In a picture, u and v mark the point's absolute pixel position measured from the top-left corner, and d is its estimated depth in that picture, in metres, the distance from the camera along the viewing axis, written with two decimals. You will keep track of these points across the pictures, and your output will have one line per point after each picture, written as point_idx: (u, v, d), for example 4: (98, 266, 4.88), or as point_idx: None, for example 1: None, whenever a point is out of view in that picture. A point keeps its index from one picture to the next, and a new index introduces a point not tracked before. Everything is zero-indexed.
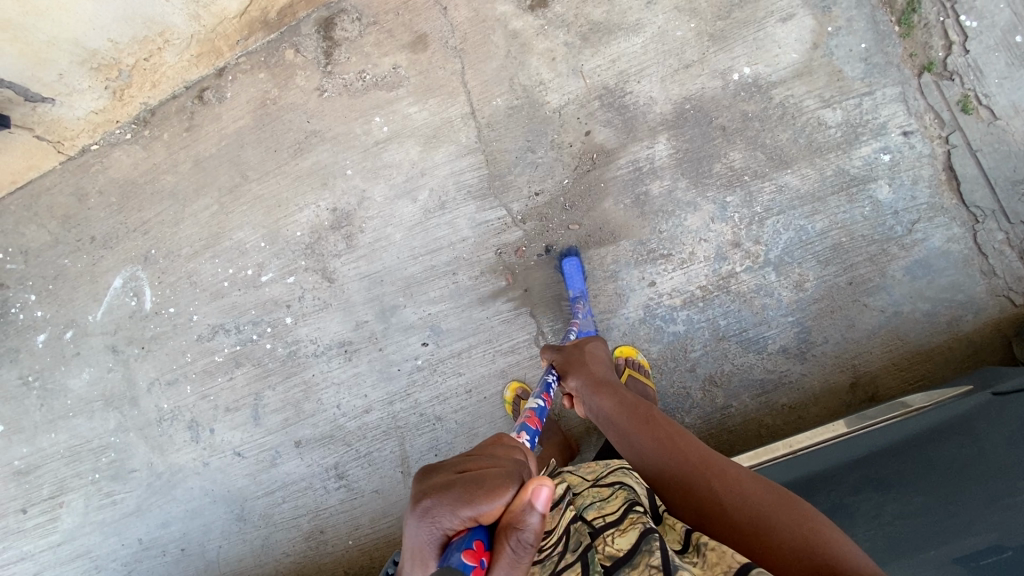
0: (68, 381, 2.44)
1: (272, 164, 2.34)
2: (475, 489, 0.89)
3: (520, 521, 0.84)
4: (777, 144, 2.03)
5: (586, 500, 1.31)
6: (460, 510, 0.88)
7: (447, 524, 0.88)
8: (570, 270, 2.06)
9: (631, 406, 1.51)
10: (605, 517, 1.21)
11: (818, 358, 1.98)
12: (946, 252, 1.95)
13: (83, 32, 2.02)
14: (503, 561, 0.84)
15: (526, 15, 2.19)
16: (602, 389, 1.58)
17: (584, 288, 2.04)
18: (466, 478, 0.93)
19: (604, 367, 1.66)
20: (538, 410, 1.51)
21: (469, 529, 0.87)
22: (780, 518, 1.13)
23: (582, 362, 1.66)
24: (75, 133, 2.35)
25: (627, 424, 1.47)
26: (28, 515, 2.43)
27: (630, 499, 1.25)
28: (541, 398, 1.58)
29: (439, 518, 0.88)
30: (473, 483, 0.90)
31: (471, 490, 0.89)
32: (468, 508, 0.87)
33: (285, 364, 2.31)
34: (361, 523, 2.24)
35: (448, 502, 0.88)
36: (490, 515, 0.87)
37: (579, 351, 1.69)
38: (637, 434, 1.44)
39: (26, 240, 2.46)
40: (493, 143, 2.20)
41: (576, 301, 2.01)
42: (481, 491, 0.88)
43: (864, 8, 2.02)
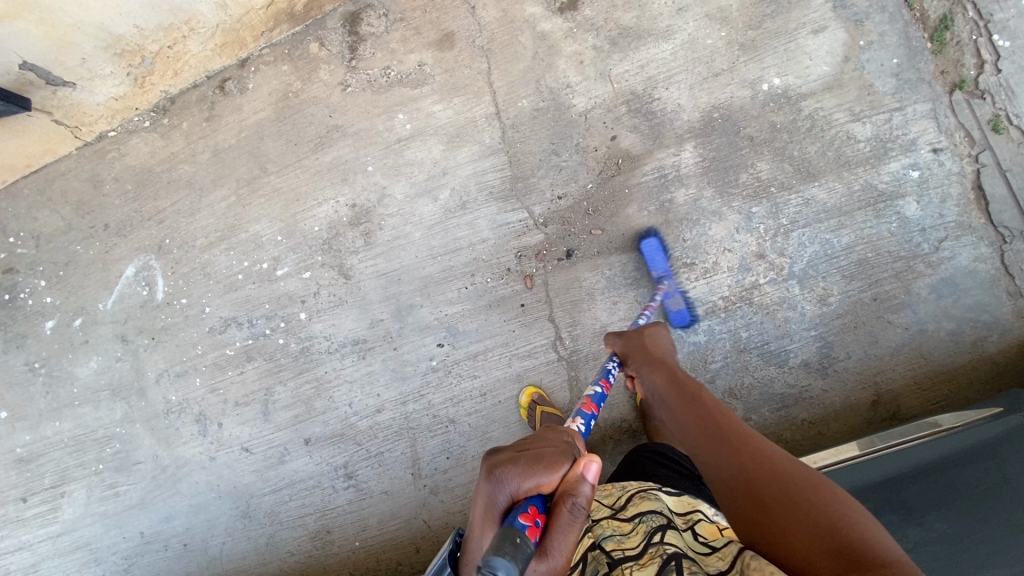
0: (75, 369, 2.40)
1: (293, 157, 2.32)
2: (536, 461, 1.01)
3: (576, 487, 0.97)
4: (805, 156, 2.02)
5: (603, 529, 1.27)
6: (525, 478, 1.00)
7: (512, 489, 0.99)
8: (651, 250, 2.05)
9: (676, 379, 1.48)
10: (625, 551, 1.17)
11: (840, 373, 1.96)
12: (972, 271, 1.93)
13: (109, 17, 1.99)
14: (559, 524, 0.96)
15: (556, 17, 2.18)
16: (655, 365, 1.55)
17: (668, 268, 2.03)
18: (527, 454, 1.04)
19: (666, 349, 1.63)
20: (596, 397, 1.52)
21: (530, 494, 0.99)
22: (811, 496, 1.07)
23: (643, 347, 1.63)
24: (93, 119, 2.33)
25: (674, 403, 1.43)
26: (29, 504, 2.39)
27: (647, 529, 1.19)
28: (599, 385, 1.58)
29: (503, 485, 1.00)
30: (535, 457, 1.02)
31: (533, 463, 1.01)
32: (529, 478, 0.99)
33: (298, 360, 2.28)
34: (369, 524, 2.21)
35: (512, 473, 1.00)
36: (548, 486, 1.00)
37: (639, 337, 1.66)
38: (683, 410, 1.40)
39: (38, 225, 2.43)
40: (517, 145, 2.18)
41: (661, 281, 2.02)
42: (541, 463, 1.01)
43: (897, 23, 2.01)
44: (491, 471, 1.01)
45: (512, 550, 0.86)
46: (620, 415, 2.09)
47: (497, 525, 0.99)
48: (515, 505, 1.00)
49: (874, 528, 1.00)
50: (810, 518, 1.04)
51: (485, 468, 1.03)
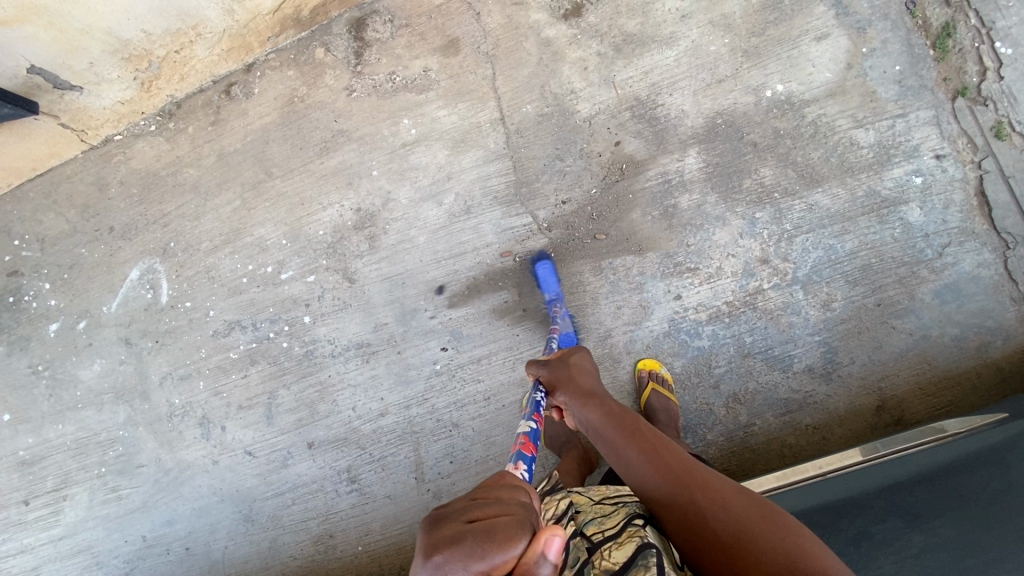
0: (79, 372, 2.41)
1: (298, 161, 2.33)
2: (488, 539, 0.73)
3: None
4: (809, 162, 2.02)
5: (587, 514, 1.33)
6: (472, 564, 0.71)
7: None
8: (544, 273, 2.06)
9: (612, 413, 1.39)
10: (606, 530, 1.24)
11: (844, 378, 1.96)
12: (976, 277, 1.93)
13: (117, 21, 2.00)
14: None
15: (560, 24, 2.19)
16: (587, 398, 1.45)
17: (558, 291, 2.04)
18: (476, 526, 0.75)
19: (590, 376, 1.55)
20: (532, 434, 1.39)
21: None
22: (771, 532, 1.08)
23: (572, 379, 1.52)
24: (100, 122, 2.34)
25: (612, 436, 1.36)
26: (30, 507, 2.38)
27: (629, 512, 1.29)
28: (532, 420, 1.45)
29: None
30: (488, 530, 0.74)
31: (487, 541, 0.73)
32: (482, 563, 0.71)
33: (301, 364, 2.28)
34: (372, 528, 2.21)
35: (456, 557, 0.71)
36: (503, 569, 0.73)
37: (566, 366, 1.56)
38: (628, 452, 1.30)
39: (43, 228, 2.44)
40: (522, 150, 2.19)
41: (553, 304, 2.01)
42: (496, 540, 0.73)
43: (900, 30, 2.03)
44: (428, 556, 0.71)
45: None
46: None
47: None
48: None
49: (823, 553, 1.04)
50: (773, 553, 1.05)
51: (420, 547, 0.74)
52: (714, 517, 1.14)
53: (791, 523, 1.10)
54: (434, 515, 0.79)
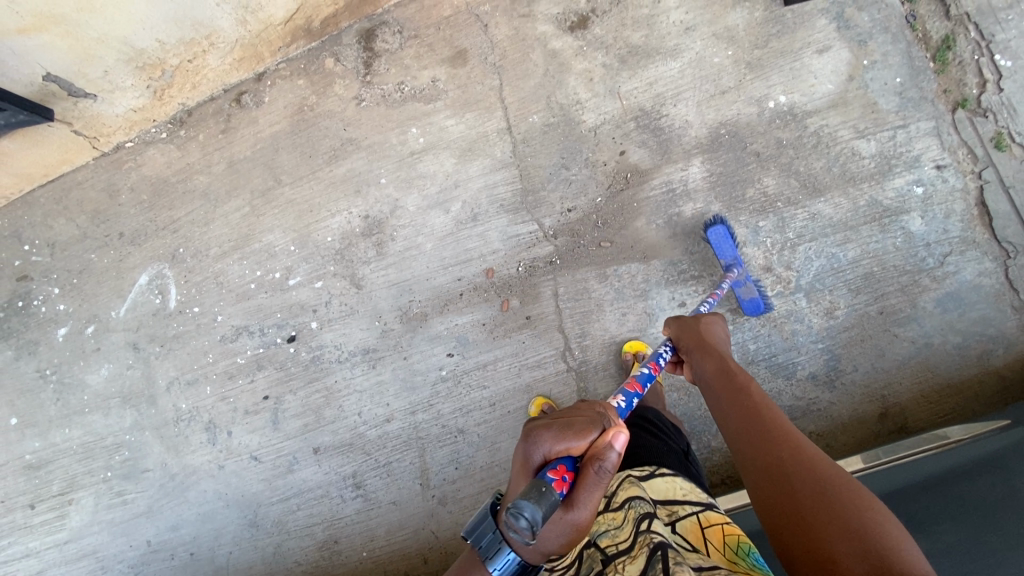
0: (86, 377, 2.42)
1: (307, 169, 2.36)
2: (568, 428, 1.11)
3: (603, 454, 1.05)
4: (811, 172, 2.05)
5: (600, 528, 1.27)
6: (556, 441, 1.09)
7: (545, 449, 1.09)
8: (719, 237, 1.99)
9: (726, 369, 1.43)
10: (619, 545, 1.16)
11: (847, 386, 1.98)
12: (977, 286, 1.96)
13: (133, 31, 2.03)
14: (586, 484, 1.04)
15: (566, 36, 2.23)
16: (706, 354, 1.52)
17: (736, 255, 1.98)
18: (561, 421, 1.13)
19: (717, 338, 1.58)
20: (641, 378, 1.53)
21: (561, 456, 1.08)
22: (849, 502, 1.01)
23: (697, 335, 1.59)
24: (112, 129, 2.37)
25: (717, 394, 1.40)
26: (36, 511, 2.39)
27: (637, 518, 1.19)
28: (646, 366, 1.58)
29: (537, 444, 1.10)
30: (566, 424, 1.11)
31: (564, 429, 1.10)
32: (562, 442, 1.09)
33: (308, 369, 2.30)
34: (376, 534, 2.21)
35: (545, 434, 1.10)
36: (578, 449, 1.09)
37: (695, 321, 1.63)
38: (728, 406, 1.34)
39: (54, 233, 2.47)
40: (528, 159, 2.22)
41: (730, 269, 1.96)
42: (572, 430, 1.10)
43: (900, 43, 2.07)
44: (526, 432, 1.12)
45: (537, 496, 0.94)
46: None
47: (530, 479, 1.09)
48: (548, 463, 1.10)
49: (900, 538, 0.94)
50: (842, 522, 0.99)
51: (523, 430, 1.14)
52: (795, 474, 1.10)
53: (878, 503, 1.01)
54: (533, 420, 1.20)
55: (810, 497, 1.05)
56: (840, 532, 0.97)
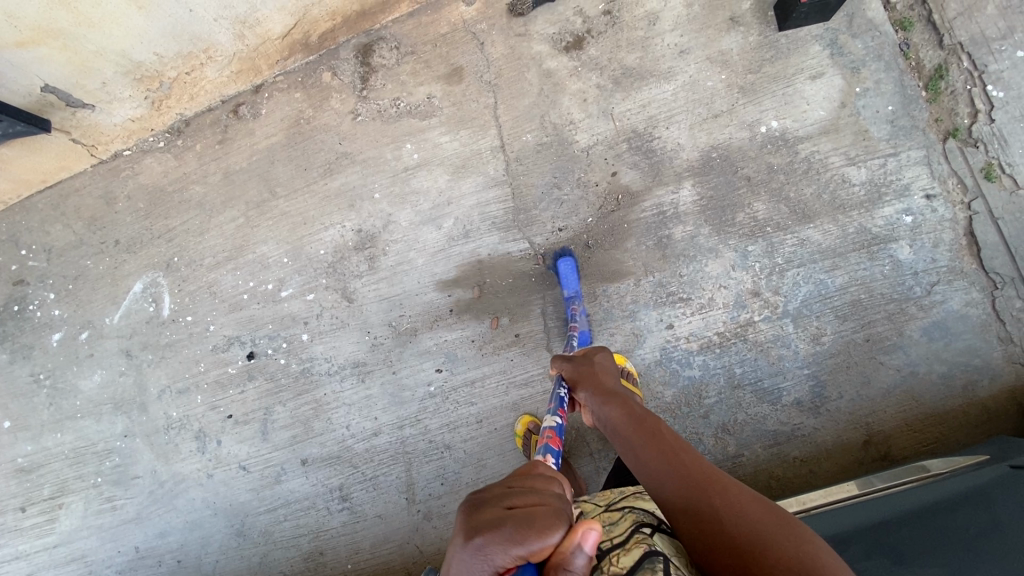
0: (79, 382, 2.44)
1: (302, 182, 2.38)
2: (529, 526, 0.81)
3: (572, 560, 0.81)
4: (801, 198, 2.06)
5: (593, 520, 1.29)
6: (512, 548, 0.80)
7: (498, 560, 0.80)
8: (566, 269, 2.08)
9: (633, 413, 1.39)
10: (612, 539, 1.19)
11: (832, 413, 1.98)
12: (964, 315, 1.96)
13: (131, 45, 2.05)
14: None
15: (562, 56, 2.25)
16: (607, 397, 1.48)
17: (578, 289, 2.06)
18: (515, 514, 0.84)
19: (610, 370, 1.62)
20: (558, 430, 1.48)
21: (522, 566, 0.81)
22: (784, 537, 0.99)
23: (592, 373, 1.58)
24: (109, 138, 2.39)
25: (631, 436, 1.34)
26: (26, 514, 2.41)
27: (637, 520, 1.23)
28: (557, 416, 1.53)
29: (487, 556, 0.80)
30: (527, 520, 0.82)
31: (523, 529, 0.81)
32: (518, 547, 0.80)
33: (298, 381, 2.31)
34: (362, 547, 2.22)
35: (498, 541, 0.80)
36: (540, 555, 0.81)
37: (589, 362, 1.62)
38: (643, 453, 1.28)
39: (51, 239, 2.49)
40: (521, 177, 2.23)
41: (571, 302, 2.04)
42: (535, 528, 0.81)
43: (893, 71, 2.07)
44: (472, 540, 0.81)
45: None
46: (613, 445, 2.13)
47: None
48: None
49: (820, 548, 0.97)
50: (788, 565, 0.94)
51: (463, 531, 0.83)
52: (727, 521, 1.06)
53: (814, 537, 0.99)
54: (475, 501, 0.89)
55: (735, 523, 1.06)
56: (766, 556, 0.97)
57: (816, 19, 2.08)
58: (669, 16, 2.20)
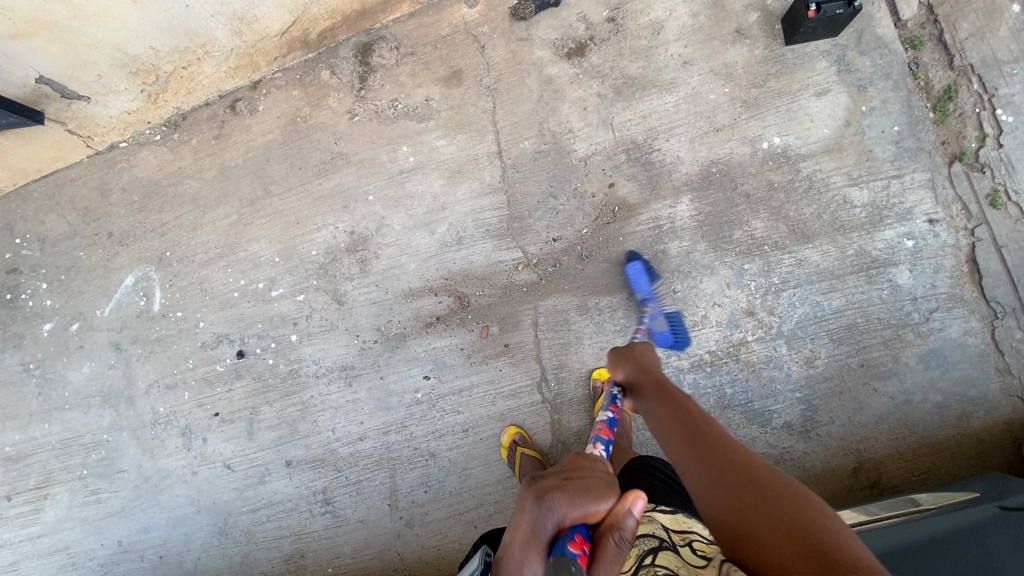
0: (68, 373, 2.44)
1: (296, 181, 2.36)
2: (584, 492, 1.15)
3: (622, 521, 1.10)
4: (801, 218, 2.02)
5: None
6: (574, 507, 1.12)
7: (560, 515, 1.12)
8: (636, 272, 2.04)
9: (665, 391, 1.39)
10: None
11: (822, 437, 1.95)
12: (962, 344, 1.92)
13: (127, 38, 2.03)
14: (606, 553, 1.07)
15: (563, 62, 2.21)
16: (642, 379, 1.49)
17: (651, 291, 2.02)
18: (574, 484, 1.18)
19: (655, 362, 1.57)
20: (608, 422, 1.53)
21: (576, 523, 1.12)
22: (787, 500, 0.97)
23: (635, 362, 1.57)
24: (105, 130, 2.37)
25: (658, 410, 1.34)
26: (12, 503, 2.41)
27: (641, 552, 1.25)
28: (610, 409, 1.57)
29: (554, 510, 1.13)
30: (583, 489, 1.16)
31: (581, 494, 1.14)
32: (578, 507, 1.12)
33: (285, 381, 2.30)
34: (342, 551, 2.21)
35: (562, 500, 1.13)
36: (596, 514, 1.13)
37: (632, 350, 1.62)
38: (668, 424, 1.28)
39: (45, 228, 2.48)
40: (517, 185, 2.20)
41: (644, 303, 2.00)
42: (590, 495, 1.14)
43: (901, 91, 2.02)
44: (543, 497, 1.15)
45: None
46: None
47: (544, 548, 1.12)
48: (563, 531, 1.13)
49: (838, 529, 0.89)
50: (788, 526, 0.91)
51: (535, 493, 1.17)
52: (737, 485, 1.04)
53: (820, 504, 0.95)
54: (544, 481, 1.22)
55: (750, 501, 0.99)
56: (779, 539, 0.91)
57: (824, 35, 2.03)
58: (674, 26, 2.16)
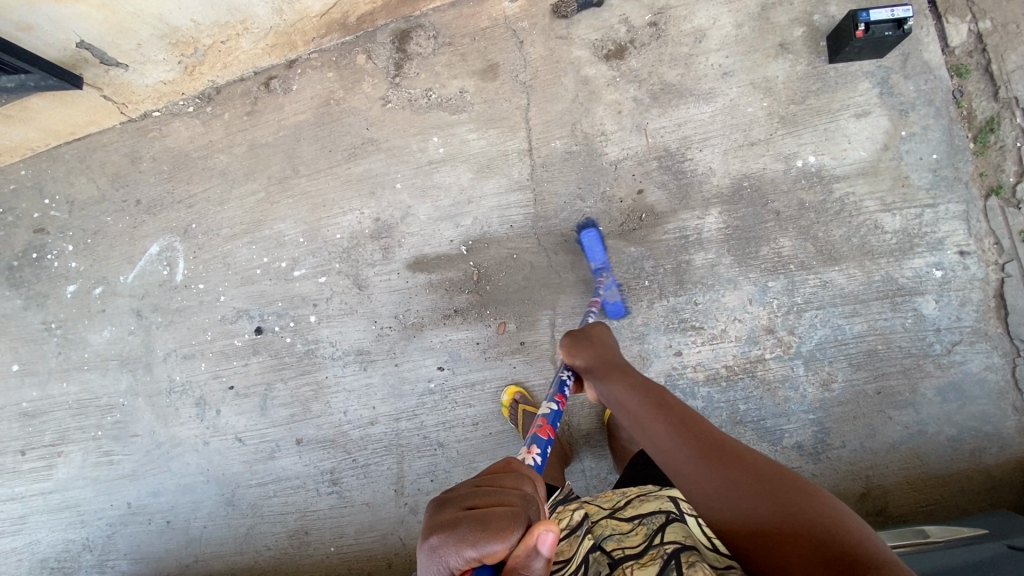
0: (88, 336, 2.48)
1: (325, 163, 2.36)
2: (479, 528, 0.85)
3: None
4: (830, 239, 2.01)
5: (606, 531, 1.26)
6: (466, 549, 0.84)
7: (453, 560, 0.85)
8: (590, 241, 2.06)
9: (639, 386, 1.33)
10: (625, 551, 1.16)
11: (832, 460, 1.95)
12: (981, 379, 1.91)
13: (169, 10, 2.03)
14: None
15: (601, 64, 2.19)
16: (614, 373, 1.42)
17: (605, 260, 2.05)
18: (473, 514, 0.87)
19: (613, 347, 1.56)
20: (550, 418, 1.45)
21: (474, 565, 0.85)
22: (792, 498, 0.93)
23: (600, 354, 1.52)
24: (140, 98, 2.39)
25: (636, 407, 1.28)
26: (26, 458, 2.47)
27: (648, 530, 1.17)
28: (554, 402, 1.51)
29: (444, 553, 0.85)
30: (480, 522, 0.85)
31: (478, 532, 0.84)
32: (474, 550, 0.84)
33: (301, 361, 2.33)
34: (346, 532, 2.25)
35: (453, 543, 0.84)
36: (495, 556, 0.85)
37: (589, 342, 1.56)
38: (651, 422, 1.21)
39: (74, 191, 2.51)
40: (545, 184, 2.20)
41: (598, 273, 2.03)
42: (489, 531, 0.85)
43: (942, 119, 1.99)
44: (432, 538, 0.86)
45: None
46: (606, 465, 2.10)
47: None
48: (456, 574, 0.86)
49: (877, 536, 0.85)
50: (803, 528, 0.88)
51: (426, 527, 0.88)
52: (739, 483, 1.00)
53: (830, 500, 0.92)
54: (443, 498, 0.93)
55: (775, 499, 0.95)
56: (800, 534, 0.87)
57: (868, 55, 2.01)
58: (717, 35, 2.13)
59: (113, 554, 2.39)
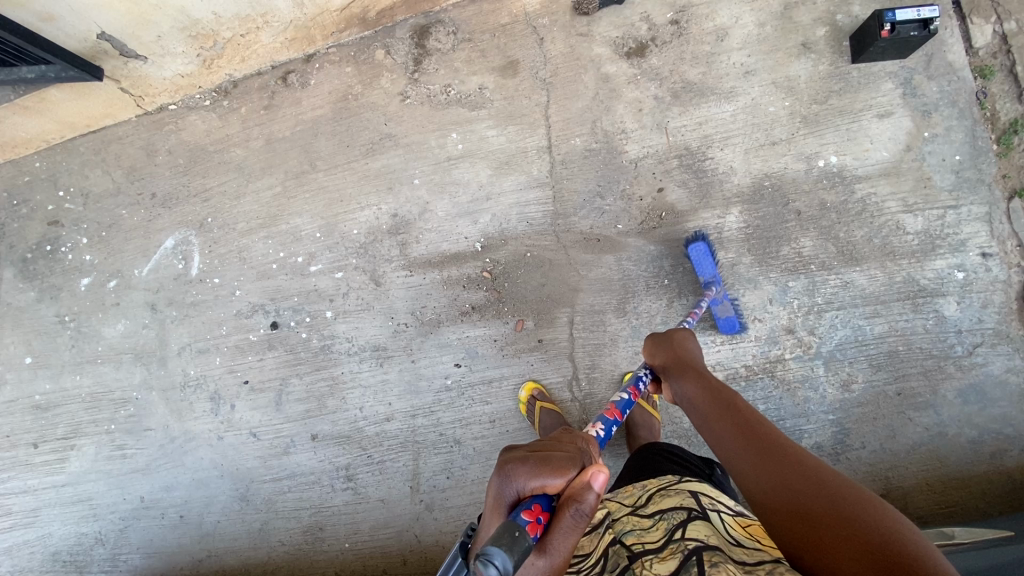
0: (102, 329, 2.47)
1: (343, 158, 2.36)
2: (544, 464, 1.06)
3: (581, 495, 1.01)
4: (851, 240, 2.00)
5: (627, 527, 1.23)
6: (532, 477, 1.05)
7: (518, 486, 1.05)
8: (699, 254, 1.99)
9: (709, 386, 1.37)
10: (644, 546, 1.13)
11: (851, 461, 1.95)
12: (1003, 382, 1.90)
13: (191, 2, 2.03)
14: (562, 526, 1.01)
15: (622, 61, 2.18)
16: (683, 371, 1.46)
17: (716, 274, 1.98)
18: (538, 455, 1.09)
19: (693, 350, 1.55)
20: (620, 404, 1.59)
21: (535, 493, 1.05)
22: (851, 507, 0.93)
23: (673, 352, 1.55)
24: (157, 91, 2.38)
25: (705, 408, 1.32)
26: (38, 451, 2.46)
27: (668, 526, 1.14)
28: (626, 391, 1.64)
29: (513, 481, 1.06)
30: (543, 459, 1.07)
31: (542, 465, 1.06)
32: (537, 478, 1.05)
33: (317, 356, 2.32)
34: (360, 528, 2.24)
35: (522, 471, 1.05)
36: (555, 487, 1.05)
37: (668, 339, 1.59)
38: (718, 424, 1.26)
39: (89, 183, 2.50)
40: (564, 181, 2.19)
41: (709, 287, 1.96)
42: (549, 467, 1.06)
43: (966, 120, 1.99)
44: (503, 467, 1.07)
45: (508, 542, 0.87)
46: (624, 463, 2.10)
47: (503, 517, 1.05)
48: (521, 500, 1.06)
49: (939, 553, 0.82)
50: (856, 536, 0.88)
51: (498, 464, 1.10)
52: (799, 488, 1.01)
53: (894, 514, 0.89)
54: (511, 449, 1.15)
55: (825, 509, 0.95)
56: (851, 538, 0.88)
57: (892, 56, 2.00)
58: (739, 33, 2.13)
59: (126, 548, 2.39)
